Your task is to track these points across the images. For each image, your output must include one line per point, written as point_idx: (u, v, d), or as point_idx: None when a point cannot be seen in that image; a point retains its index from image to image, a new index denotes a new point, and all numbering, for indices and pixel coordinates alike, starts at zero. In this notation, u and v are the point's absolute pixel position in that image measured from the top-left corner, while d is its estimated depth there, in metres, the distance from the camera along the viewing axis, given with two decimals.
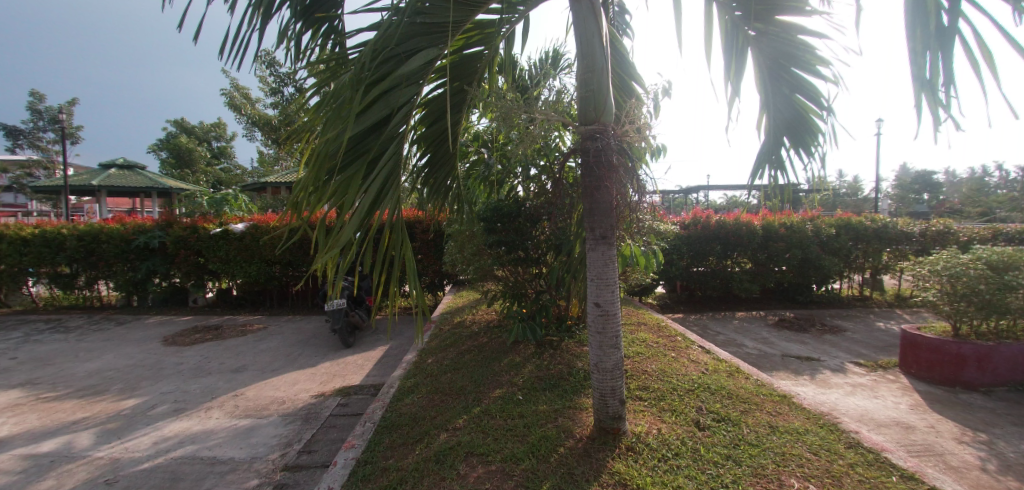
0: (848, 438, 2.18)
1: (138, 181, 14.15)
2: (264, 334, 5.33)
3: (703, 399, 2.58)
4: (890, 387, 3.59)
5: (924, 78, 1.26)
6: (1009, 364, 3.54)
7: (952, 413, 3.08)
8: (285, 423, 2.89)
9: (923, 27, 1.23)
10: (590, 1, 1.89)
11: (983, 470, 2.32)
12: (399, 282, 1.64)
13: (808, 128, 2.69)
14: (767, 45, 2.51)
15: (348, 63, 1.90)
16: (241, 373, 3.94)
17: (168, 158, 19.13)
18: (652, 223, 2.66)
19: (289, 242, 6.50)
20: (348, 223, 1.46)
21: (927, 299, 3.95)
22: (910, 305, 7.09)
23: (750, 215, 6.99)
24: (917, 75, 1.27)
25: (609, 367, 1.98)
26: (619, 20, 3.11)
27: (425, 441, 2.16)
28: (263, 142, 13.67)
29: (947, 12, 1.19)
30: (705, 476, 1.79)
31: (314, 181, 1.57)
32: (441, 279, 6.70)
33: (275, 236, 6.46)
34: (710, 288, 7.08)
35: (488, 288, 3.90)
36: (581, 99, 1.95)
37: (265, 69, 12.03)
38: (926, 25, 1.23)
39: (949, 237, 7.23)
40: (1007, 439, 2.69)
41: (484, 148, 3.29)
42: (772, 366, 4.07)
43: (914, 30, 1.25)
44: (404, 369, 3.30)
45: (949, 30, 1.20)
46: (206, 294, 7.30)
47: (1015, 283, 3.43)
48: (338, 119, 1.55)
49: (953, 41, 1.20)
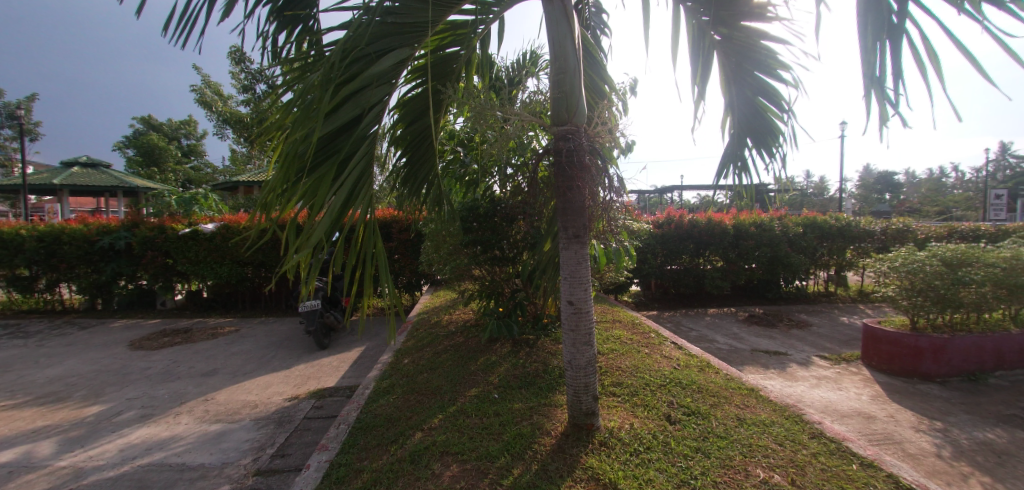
0: (812, 428, 2.26)
1: (101, 180, 13.56)
2: (236, 337, 5.19)
3: (674, 394, 2.63)
4: (853, 379, 3.73)
5: (873, 74, 1.35)
6: (964, 356, 3.68)
7: (910, 403, 3.21)
8: (258, 427, 2.83)
9: (876, 23, 1.30)
10: (562, 3, 1.93)
11: (939, 457, 2.45)
12: (374, 282, 1.67)
13: (770, 130, 2.82)
14: (733, 50, 2.58)
15: (317, 59, 1.88)
16: (211, 377, 3.83)
17: (135, 156, 18.39)
18: (627, 222, 2.68)
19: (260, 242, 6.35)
20: (321, 222, 1.44)
21: (887, 294, 4.10)
22: (872, 300, 7.35)
23: (721, 214, 7.16)
24: (868, 70, 1.35)
25: (582, 364, 2.02)
26: (597, 19, 3.14)
27: (400, 442, 2.14)
28: (234, 141, 13.34)
29: (897, 11, 1.26)
30: (675, 468, 1.84)
31: (283, 182, 1.55)
32: (418, 278, 6.64)
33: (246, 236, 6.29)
34: (683, 286, 7.21)
35: (464, 287, 3.87)
36: (554, 100, 1.99)
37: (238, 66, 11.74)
38: (879, 24, 1.29)
39: (909, 234, 7.56)
40: (961, 426, 2.83)
41: (461, 146, 3.14)
42: (741, 361, 4.17)
43: (866, 26, 1.31)
44: (379, 369, 3.26)
45: (900, 31, 1.27)
46: (175, 296, 7.08)
47: (967, 278, 3.61)
48: (307, 119, 1.54)
49: (903, 41, 1.28)
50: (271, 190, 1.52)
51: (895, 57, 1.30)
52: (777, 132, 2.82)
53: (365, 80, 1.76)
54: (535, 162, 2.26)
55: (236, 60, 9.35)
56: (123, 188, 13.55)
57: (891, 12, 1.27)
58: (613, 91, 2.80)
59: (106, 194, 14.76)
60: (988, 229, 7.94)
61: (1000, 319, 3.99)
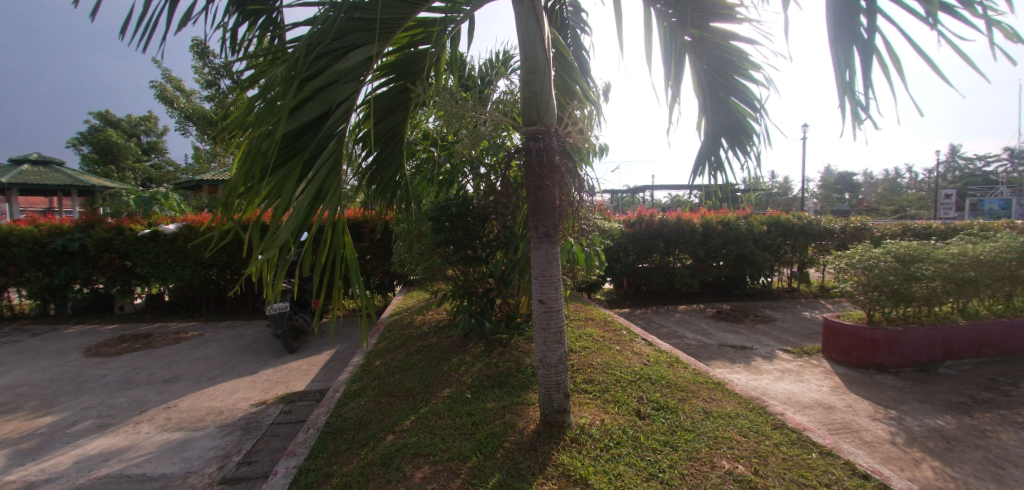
0: (774, 419, 2.34)
1: (53, 179, 12.86)
2: (200, 341, 5.01)
3: (644, 389, 2.68)
4: (814, 371, 3.88)
5: (844, 79, 1.40)
6: (916, 347, 3.88)
7: (866, 393, 3.37)
8: (223, 434, 2.74)
9: (844, 32, 1.35)
10: (532, 2, 1.92)
11: (892, 444, 2.58)
12: (343, 284, 1.64)
13: (744, 128, 2.89)
14: (704, 51, 2.64)
15: (282, 54, 1.81)
16: (174, 384, 3.69)
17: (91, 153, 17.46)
18: (598, 221, 2.72)
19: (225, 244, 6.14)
20: (286, 223, 1.39)
21: (846, 290, 4.28)
22: (832, 295, 7.67)
23: (690, 213, 7.32)
24: (839, 77, 1.41)
25: (553, 362, 2.03)
26: (576, 18, 3.11)
27: (370, 445, 2.10)
28: (198, 138, 12.82)
29: (866, 25, 1.33)
30: (644, 462, 1.87)
31: (245, 181, 1.49)
32: (391, 279, 6.57)
33: (210, 238, 6.07)
34: (654, 283, 7.35)
35: (438, 287, 3.82)
36: (525, 100, 1.99)
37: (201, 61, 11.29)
38: (847, 34, 1.35)
39: (865, 233, 7.92)
40: (912, 414, 2.99)
41: (434, 146, 3.06)
42: (709, 356, 4.28)
43: (839, 36, 1.36)
44: (349, 372, 3.20)
45: (868, 42, 1.33)
46: (135, 300, 6.78)
47: (918, 274, 3.80)
48: (270, 115, 1.48)
49: (871, 50, 1.34)
50: (232, 188, 1.46)
51: (864, 63, 1.36)
52: (750, 131, 2.90)
53: (332, 75, 1.71)
54: (507, 161, 2.27)
55: (198, 54, 8.98)
56: (78, 187, 12.88)
57: (858, 23, 1.33)
58: (584, 92, 2.81)
59: (58, 192, 13.94)
60: (938, 227, 8.37)
61: (948, 312, 4.23)
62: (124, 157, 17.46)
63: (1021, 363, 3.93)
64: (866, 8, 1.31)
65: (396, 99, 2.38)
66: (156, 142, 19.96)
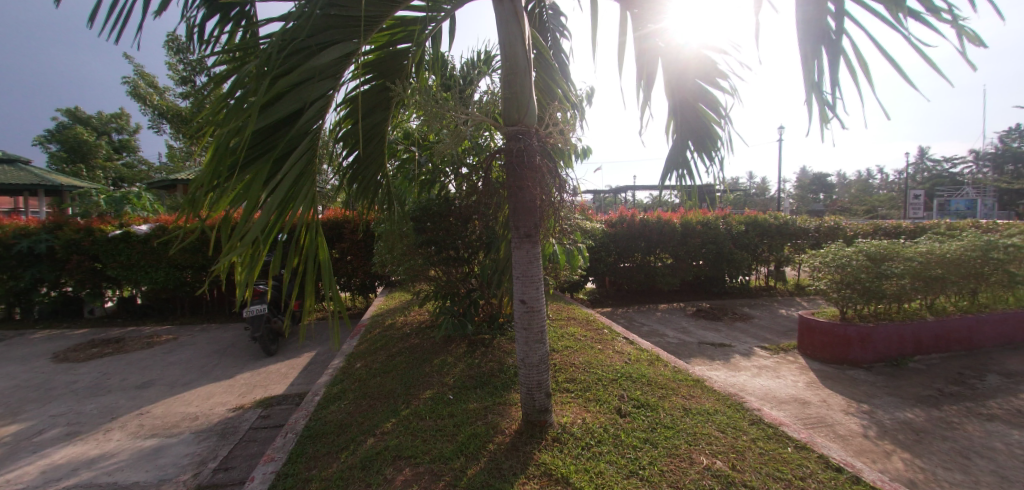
0: (751, 415, 2.39)
1: (16, 177, 12.35)
2: (174, 345, 4.88)
3: (625, 388, 2.71)
4: (790, 367, 3.98)
5: (813, 79, 1.41)
6: (887, 343, 4.01)
7: (840, 388, 3.47)
8: (198, 441, 2.67)
9: (813, 34, 1.37)
10: (512, 3, 1.93)
11: (865, 437, 2.66)
12: (317, 285, 1.61)
13: (710, 134, 2.98)
14: (676, 56, 2.70)
15: (255, 51, 1.78)
16: (147, 389, 3.58)
17: (59, 151, 16.81)
18: (579, 221, 2.73)
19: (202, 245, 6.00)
20: (255, 221, 1.37)
21: (820, 288, 4.39)
22: (807, 293, 7.88)
23: (670, 213, 7.43)
24: (808, 79, 1.42)
25: (534, 362, 2.03)
26: (555, 22, 3.15)
27: (351, 448, 2.08)
28: (172, 137, 12.47)
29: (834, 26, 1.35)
30: (624, 460, 1.89)
31: (213, 178, 1.45)
32: (372, 280, 6.49)
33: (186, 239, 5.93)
34: (636, 283, 7.44)
35: (420, 288, 3.78)
36: (505, 100, 1.99)
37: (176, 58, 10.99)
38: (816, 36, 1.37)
39: (839, 232, 8.15)
40: (883, 407, 3.09)
41: (415, 146, 3.02)
42: (689, 353, 4.35)
43: (809, 35, 1.38)
44: (329, 375, 3.16)
45: (836, 42, 1.35)
46: (106, 304, 6.56)
47: (887, 272, 3.93)
48: (239, 112, 1.44)
49: (838, 49, 1.35)
50: (201, 186, 1.42)
51: (832, 65, 1.38)
52: (715, 137, 2.98)
53: (305, 72, 1.68)
54: (489, 161, 2.27)
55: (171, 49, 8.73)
56: (44, 187, 12.42)
57: (825, 26, 1.36)
58: (565, 95, 2.82)
59: (23, 191, 13.35)
60: (908, 226, 8.67)
61: (917, 308, 4.38)
62: (94, 155, 16.90)
63: (984, 357, 4.10)
64: (833, 10, 1.34)
65: (375, 98, 2.36)
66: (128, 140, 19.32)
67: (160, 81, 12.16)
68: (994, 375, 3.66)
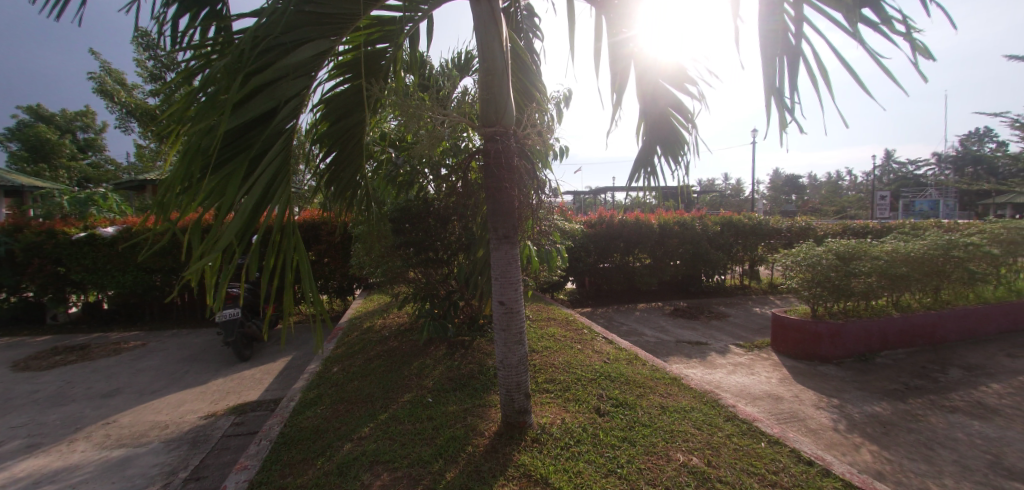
0: (726, 411, 2.45)
1: None
2: (143, 352, 4.71)
3: (604, 387, 2.73)
4: (764, 364, 4.08)
5: (774, 84, 1.44)
6: (856, 339, 4.14)
7: (811, 383, 3.58)
8: (168, 450, 2.59)
9: (776, 38, 1.41)
10: (490, 4, 1.92)
11: (835, 430, 2.75)
12: (294, 288, 1.57)
13: (678, 139, 3.07)
14: (648, 60, 2.76)
15: (228, 47, 1.74)
16: (114, 398, 3.45)
17: (19, 150, 16.05)
18: (557, 222, 2.76)
19: (173, 248, 5.82)
20: (230, 224, 1.33)
21: (792, 286, 4.53)
22: (780, 291, 8.10)
23: (648, 214, 7.54)
24: (769, 82, 1.45)
25: (513, 363, 2.04)
26: (529, 23, 3.16)
27: (327, 454, 2.04)
28: (140, 135, 12.05)
29: (793, 32, 1.40)
30: (603, 459, 1.91)
31: (183, 179, 1.40)
32: (350, 282, 6.41)
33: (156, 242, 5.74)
34: (615, 283, 7.52)
35: (399, 290, 3.75)
36: (483, 101, 1.99)
37: (144, 54, 10.64)
38: (776, 39, 1.41)
39: (810, 232, 8.40)
40: (852, 402, 3.20)
41: (392, 147, 3.01)
42: (666, 352, 4.42)
43: (772, 39, 1.41)
44: (305, 379, 3.10)
45: (794, 47, 1.40)
46: (70, 309, 6.29)
47: (855, 270, 4.08)
48: (210, 110, 1.41)
49: (796, 55, 1.40)
50: (170, 187, 1.37)
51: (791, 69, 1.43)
52: (683, 142, 3.08)
53: (280, 70, 1.64)
54: (467, 162, 2.27)
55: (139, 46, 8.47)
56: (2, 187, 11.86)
57: (786, 30, 1.40)
58: (543, 97, 2.84)
59: None
60: (874, 226, 9.00)
61: (883, 305, 4.55)
62: (57, 154, 16.23)
63: (946, 351, 4.28)
64: (794, 15, 1.39)
65: (352, 99, 2.34)
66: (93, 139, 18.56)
67: (128, 78, 11.76)
68: (956, 368, 3.83)
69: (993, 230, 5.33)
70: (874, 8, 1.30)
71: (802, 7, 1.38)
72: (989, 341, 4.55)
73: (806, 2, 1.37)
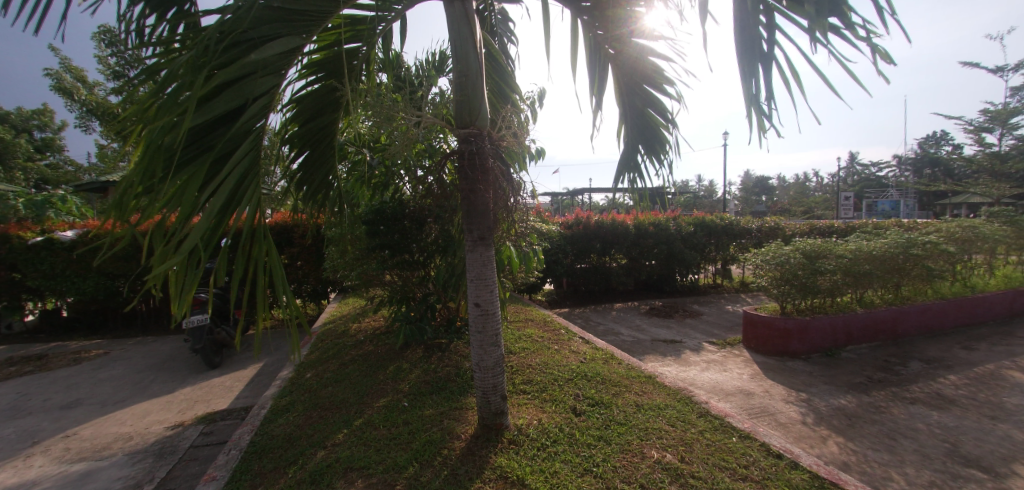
0: (700, 408, 2.51)
1: None
2: (105, 361, 4.52)
3: (580, 387, 2.76)
4: (735, 361, 4.20)
5: (752, 91, 1.50)
6: (823, 334, 4.30)
7: (780, 378, 3.70)
8: (132, 462, 2.49)
9: (750, 46, 1.46)
10: (463, 5, 1.92)
11: (802, 424, 2.85)
12: (266, 294, 1.52)
13: (659, 139, 3.10)
14: (625, 63, 2.80)
15: (194, 42, 1.67)
16: (74, 410, 3.30)
17: None
18: (533, 223, 2.78)
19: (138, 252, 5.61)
20: (195, 227, 1.27)
21: (762, 284, 4.67)
22: (750, 290, 8.34)
23: (624, 215, 7.67)
24: (747, 89, 1.50)
25: (489, 365, 2.04)
26: (504, 26, 3.18)
27: (299, 463, 2.00)
28: (100, 134, 11.54)
29: (766, 39, 1.45)
30: (579, 458, 1.93)
31: (144, 181, 1.33)
32: (325, 286, 6.29)
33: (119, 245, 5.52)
34: (592, 283, 7.60)
35: (375, 294, 3.70)
36: (457, 102, 1.98)
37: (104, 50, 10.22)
38: (750, 45, 1.46)
39: (778, 232, 8.68)
40: (818, 395, 3.32)
41: (366, 148, 2.99)
42: (641, 351, 4.49)
43: (746, 47, 1.46)
44: (277, 386, 3.03)
45: (768, 54, 1.45)
46: (26, 317, 5.99)
47: (821, 268, 4.23)
48: (172, 108, 1.34)
49: (771, 63, 1.46)
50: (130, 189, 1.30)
51: (765, 74, 1.48)
52: (664, 141, 3.11)
53: (247, 66, 1.58)
54: (442, 164, 2.26)
55: (99, 41, 8.12)
56: None
57: (759, 37, 1.45)
58: (518, 98, 2.85)
59: None
60: (839, 226, 9.37)
61: (848, 302, 4.74)
62: None
63: (907, 345, 4.49)
64: (766, 23, 1.44)
65: (324, 99, 2.30)
66: (52, 138, 17.71)
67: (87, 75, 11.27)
68: (916, 361, 4.02)
69: (948, 229, 5.62)
70: (838, 15, 1.36)
71: (773, 15, 1.43)
72: (946, 334, 4.79)
73: (776, 11, 1.43)
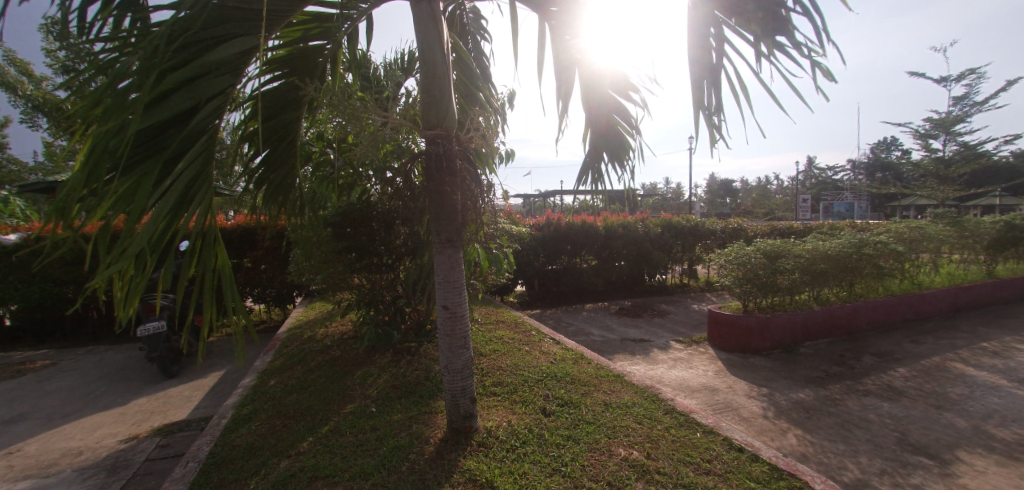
0: (665, 405, 2.59)
1: None
2: (53, 372, 4.26)
3: (550, 387, 2.80)
4: (701, 358, 4.33)
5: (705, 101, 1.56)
6: (783, 331, 4.50)
7: (743, 374, 3.84)
8: (82, 479, 2.36)
9: (703, 58, 1.52)
10: (430, 6, 1.91)
11: (763, 417, 2.97)
12: (217, 298, 1.46)
13: (625, 143, 3.20)
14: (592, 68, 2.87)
15: (145, 39, 1.61)
16: (16, 425, 3.10)
17: None
18: (503, 225, 2.80)
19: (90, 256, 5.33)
20: (141, 232, 1.22)
21: (726, 283, 4.83)
22: (716, 289, 8.62)
23: (594, 216, 7.78)
24: (700, 99, 1.55)
25: (458, 367, 2.04)
26: (475, 26, 3.17)
27: (261, 473, 1.95)
28: (44, 131, 10.81)
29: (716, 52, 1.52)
30: (547, 458, 1.95)
31: (88, 183, 1.26)
32: (292, 290, 6.13)
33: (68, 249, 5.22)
34: (564, 284, 7.67)
35: (342, 298, 3.64)
36: (424, 104, 1.97)
37: None
38: (702, 58, 1.52)
39: (741, 232, 9.01)
40: (778, 390, 3.47)
41: (330, 148, 2.94)
42: (611, 350, 4.58)
43: (699, 59, 1.52)
44: (239, 395, 2.93)
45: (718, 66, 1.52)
46: None
47: (781, 268, 4.43)
48: (120, 108, 1.28)
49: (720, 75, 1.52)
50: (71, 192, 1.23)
51: (717, 87, 1.55)
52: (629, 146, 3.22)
53: (201, 66, 1.53)
54: (409, 166, 2.24)
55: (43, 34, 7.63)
56: None
57: (710, 49, 1.52)
58: (486, 100, 2.87)
59: None
60: (797, 227, 9.82)
61: (806, 299, 4.97)
62: None
63: (860, 340, 4.74)
64: (716, 37, 1.51)
65: (286, 99, 2.24)
66: None
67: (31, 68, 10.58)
68: (869, 355, 4.24)
69: (896, 229, 5.97)
70: (783, 33, 1.44)
71: (722, 29, 1.51)
72: (896, 329, 5.08)
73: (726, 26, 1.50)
